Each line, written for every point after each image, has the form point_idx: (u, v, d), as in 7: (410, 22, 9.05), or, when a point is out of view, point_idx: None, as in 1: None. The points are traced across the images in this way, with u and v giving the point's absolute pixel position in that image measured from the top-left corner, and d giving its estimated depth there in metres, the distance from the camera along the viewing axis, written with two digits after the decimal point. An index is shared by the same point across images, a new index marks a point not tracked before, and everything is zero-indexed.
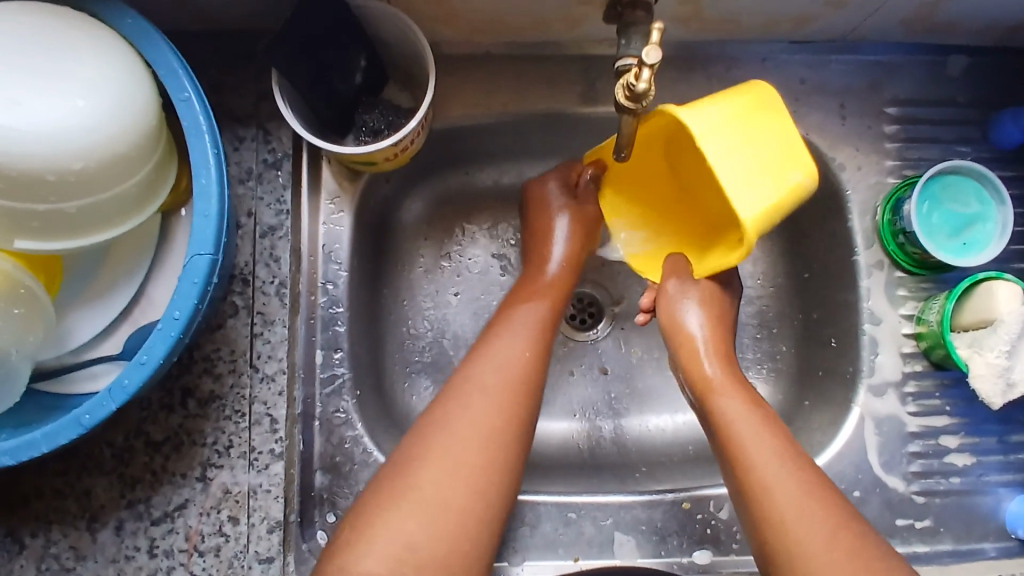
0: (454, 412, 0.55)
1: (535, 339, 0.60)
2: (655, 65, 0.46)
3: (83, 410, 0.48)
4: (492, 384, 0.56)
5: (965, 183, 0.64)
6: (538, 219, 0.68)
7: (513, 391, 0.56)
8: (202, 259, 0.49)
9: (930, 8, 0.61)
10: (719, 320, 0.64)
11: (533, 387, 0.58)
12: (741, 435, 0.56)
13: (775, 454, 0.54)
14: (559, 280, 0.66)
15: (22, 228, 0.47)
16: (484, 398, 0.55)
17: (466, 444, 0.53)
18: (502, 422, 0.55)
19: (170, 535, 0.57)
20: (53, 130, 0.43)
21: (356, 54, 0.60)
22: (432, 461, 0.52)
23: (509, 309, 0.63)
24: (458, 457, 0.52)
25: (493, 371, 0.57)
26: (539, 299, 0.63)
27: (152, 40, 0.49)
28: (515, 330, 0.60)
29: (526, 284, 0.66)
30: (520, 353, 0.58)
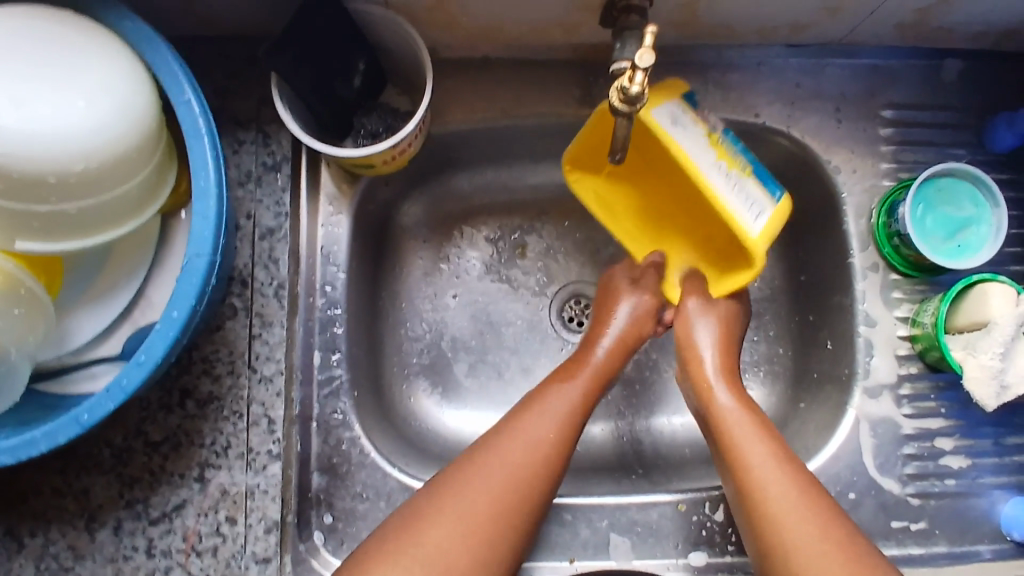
0: (472, 473, 0.55)
1: (567, 424, 0.59)
2: (648, 68, 0.47)
3: (82, 409, 0.48)
4: (511, 460, 0.55)
5: (960, 186, 0.64)
6: (604, 312, 0.67)
7: (530, 471, 0.55)
8: (201, 260, 0.49)
9: (924, 13, 0.62)
10: (728, 336, 0.63)
11: (563, 461, 0.57)
12: (739, 444, 0.56)
13: (772, 462, 0.55)
14: (606, 364, 0.64)
15: (23, 228, 0.48)
16: (523, 455, 0.56)
17: (470, 511, 0.53)
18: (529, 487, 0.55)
19: (168, 535, 0.57)
20: (53, 132, 0.44)
21: (355, 58, 0.60)
22: (437, 514, 0.52)
23: (551, 386, 0.61)
24: (471, 510, 0.53)
25: (515, 449, 0.56)
26: (581, 381, 0.62)
27: (152, 43, 0.50)
28: (549, 410, 0.59)
29: (572, 363, 0.64)
30: (549, 439, 0.57)
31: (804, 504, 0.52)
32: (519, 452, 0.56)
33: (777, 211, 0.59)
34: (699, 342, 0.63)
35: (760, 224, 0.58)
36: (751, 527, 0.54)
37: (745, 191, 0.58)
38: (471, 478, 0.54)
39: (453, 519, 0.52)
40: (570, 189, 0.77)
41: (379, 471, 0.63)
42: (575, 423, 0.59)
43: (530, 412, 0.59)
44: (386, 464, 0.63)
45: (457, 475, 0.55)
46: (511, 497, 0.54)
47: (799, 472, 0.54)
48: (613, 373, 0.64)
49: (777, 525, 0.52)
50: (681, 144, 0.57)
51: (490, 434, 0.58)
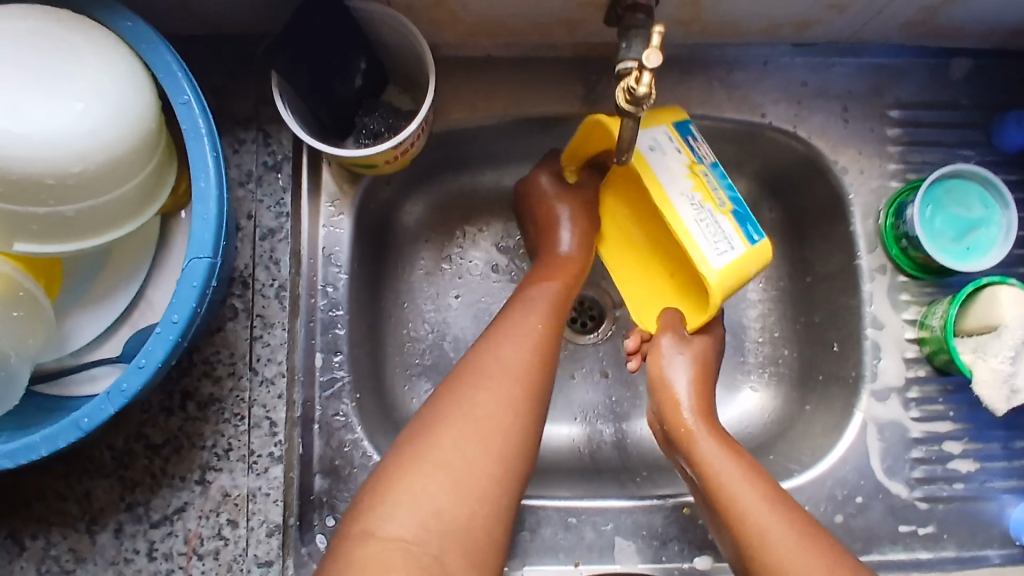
0: (467, 388, 0.54)
1: (547, 330, 0.59)
2: (656, 69, 0.46)
3: (82, 414, 0.47)
4: (492, 369, 0.55)
5: (968, 187, 0.63)
6: (544, 211, 0.67)
7: (521, 380, 0.55)
8: (201, 262, 0.49)
9: (932, 11, 0.61)
10: (700, 374, 0.62)
11: (549, 359, 0.58)
12: (722, 485, 0.55)
13: (761, 503, 0.53)
14: (576, 257, 0.65)
15: (21, 231, 0.47)
16: (502, 366, 0.55)
17: (479, 410, 0.53)
18: (524, 388, 0.55)
19: (169, 538, 0.57)
20: (50, 134, 0.43)
21: (355, 57, 0.60)
22: (452, 428, 0.51)
23: (524, 291, 0.62)
24: (484, 423, 0.52)
25: (496, 361, 0.55)
26: (558, 277, 0.63)
27: (151, 43, 0.49)
28: (527, 314, 0.59)
29: (543, 267, 0.65)
30: (535, 334, 0.58)
31: (794, 537, 0.51)
32: (500, 365, 0.55)
33: (752, 254, 0.56)
34: (677, 384, 0.62)
35: (722, 262, 0.55)
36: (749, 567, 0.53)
37: (715, 228, 0.56)
38: (470, 385, 0.54)
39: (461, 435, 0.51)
40: None
41: None
42: (556, 322, 0.60)
43: (500, 337, 0.57)
44: None
45: (447, 397, 0.54)
46: (512, 411, 0.53)
47: (784, 506, 0.54)
48: (584, 267, 0.66)
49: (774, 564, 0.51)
50: (657, 177, 0.57)
51: (465, 364, 0.56)
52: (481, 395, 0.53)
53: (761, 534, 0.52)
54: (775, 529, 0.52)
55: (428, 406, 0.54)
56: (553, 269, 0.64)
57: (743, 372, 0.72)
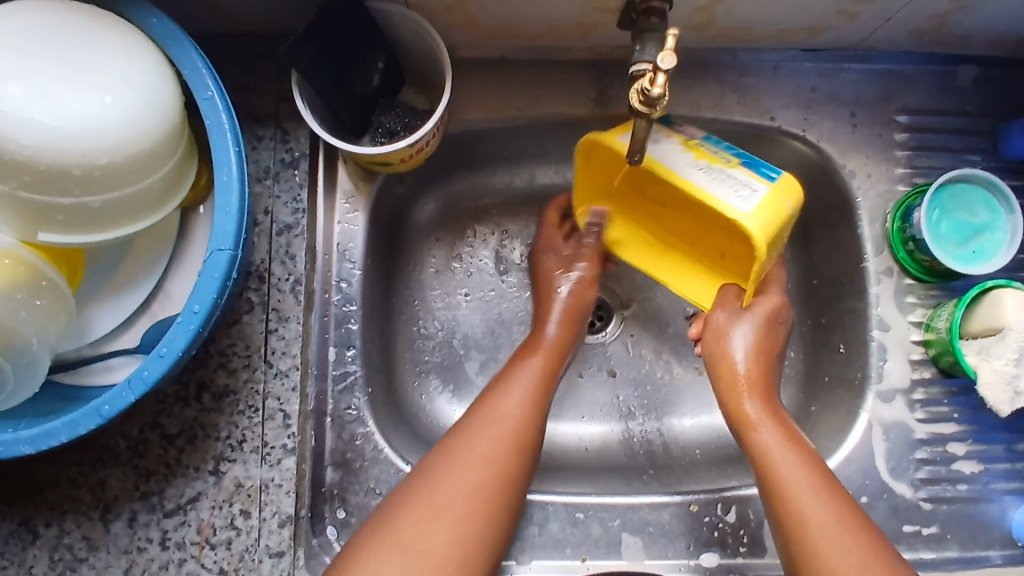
0: (449, 463, 0.55)
1: (532, 400, 0.59)
2: (670, 70, 0.47)
3: (104, 401, 0.48)
4: (472, 449, 0.55)
5: (974, 192, 0.64)
6: (545, 290, 0.69)
7: (496, 458, 0.55)
8: (223, 254, 0.50)
9: (941, 19, 0.62)
10: (761, 348, 0.63)
11: (529, 442, 0.57)
12: (769, 456, 0.57)
13: (804, 477, 0.55)
14: (560, 338, 0.65)
15: (46, 221, 0.48)
16: (491, 438, 0.56)
17: (446, 495, 0.53)
18: (504, 460, 0.55)
19: (182, 528, 0.58)
20: (78, 125, 0.44)
21: (374, 57, 0.61)
22: (413, 513, 0.52)
23: (512, 364, 0.63)
24: (455, 500, 0.53)
25: (476, 438, 0.56)
26: (537, 358, 0.63)
27: (177, 40, 0.50)
28: (513, 386, 0.60)
29: (528, 344, 0.65)
30: (517, 414, 0.58)
31: (834, 517, 0.53)
32: (487, 439, 0.56)
33: (779, 188, 0.55)
34: (734, 349, 0.63)
35: (750, 207, 0.54)
36: (782, 534, 0.54)
37: (730, 179, 0.55)
38: (447, 465, 0.55)
39: (430, 517, 0.52)
40: None
41: (391, 467, 0.63)
42: (539, 396, 0.60)
43: (492, 397, 0.59)
44: (399, 461, 0.63)
45: (421, 476, 0.55)
46: (478, 497, 0.53)
47: (830, 483, 0.55)
48: (565, 351, 0.65)
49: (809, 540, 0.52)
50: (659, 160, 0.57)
51: (461, 424, 0.58)
52: (461, 465, 0.54)
53: (799, 510, 0.54)
54: (814, 506, 0.53)
55: (398, 488, 0.55)
56: (535, 346, 0.64)
57: None
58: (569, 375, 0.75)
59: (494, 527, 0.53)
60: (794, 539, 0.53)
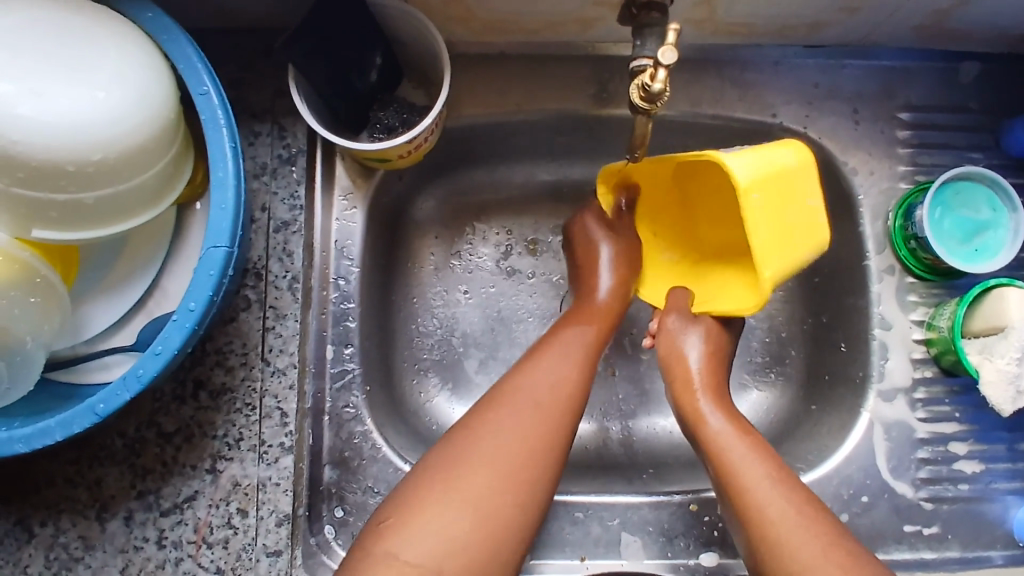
0: (491, 419, 0.54)
1: (579, 363, 0.59)
2: (670, 65, 0.46)
3: (98, 399, 0.48)
4: (523, 401, 0.55)
5: (977, 190, 0.63)
6: (585, 252, 0.67)
7: (546, 416, 0.55)
8: (219, 251, 0.49)
9: (944, 14, 0.62)
10: (712, 356, 0.62)
11: (575, 408, 0.57)
12: (728, 457, 0.56)
13: (764, 480, 0.54)
14: (611, 305, 0.65)
15: (41, 218, 0.48)
16: (535, 398, 0.56)
17: (500, 446, 0.53)
18: (551, 421, 0.55)
19: (179, 527, 0.57)
20: (72, 121, 0.44)
21: (372, 52, 0.60)
22: (468, 464, 0.52)
23: (557, 331, 0.62)
24: (502, 456, 0.52)
25: (525, 397, 0.56)
26: (592, 326, 0.63)
27: (173, 35, 0.50)
28: (558, 352, 0.59)
29: (579, 310, 0.65)
30: (563, 378, 0.58)
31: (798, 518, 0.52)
32: (533, 398, 0.56)
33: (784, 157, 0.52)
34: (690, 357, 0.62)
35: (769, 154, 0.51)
36: (747, 539, 0.53)
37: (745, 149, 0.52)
38: (493, 419, 0.54)
39: (479, 472, 0.52)
40: (584, 187, 0.77)
41: (389, 465, 0.63)
42: (586, 364, 0.60)
43: (540, 362, 0.59)
44: (397, 459, 0.63)
45: (464, 437, 0.54)
46: (528, 450, 0.53)
47: (790, 484, 0.54)
48: (614, 317, 0.65)
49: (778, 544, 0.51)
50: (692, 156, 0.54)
51: (503, 384, 0.57)
52: (511, 423, 0.54)
53: (764, 512, 0.53)
54: (777, 508, 0.53)
55: (441, 447, 0.54)
56: (583, 313, 0.64)
57: (750, 371, 0.73)
58: None
59: (539, 485, 0.53)
60: (761, 541, 0.52)
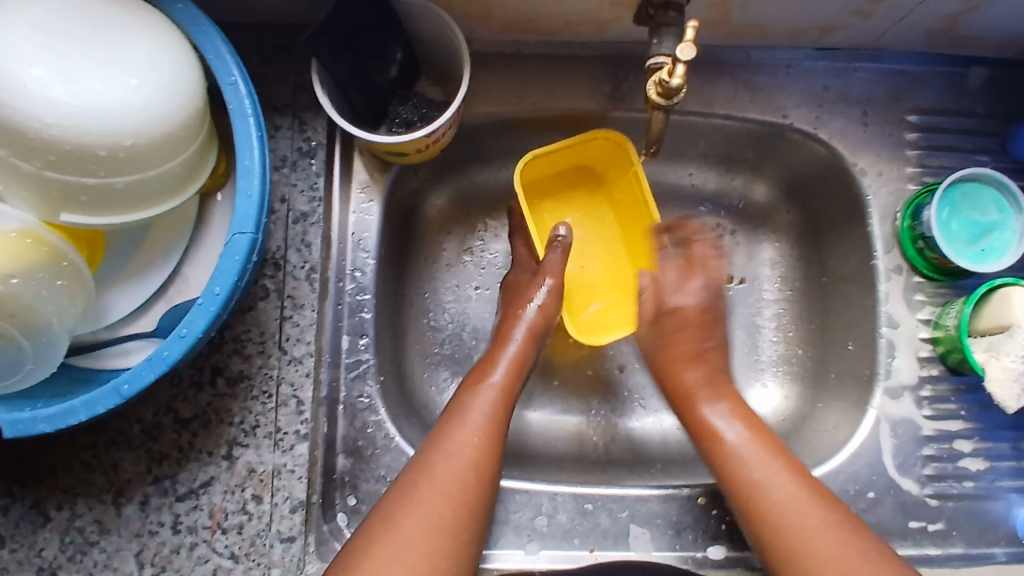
0: (430, 464, 0.55)
1: (491, 421, 0.59)
2: (689, 62, 0.48)
3: (123, 379, 0.49)
4: (443, 465, 0.55)
5: (984, 192, 0.65)
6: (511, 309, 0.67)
7: (468, 473, 0.55)
8: (244, 237, 0.50)
9: (951, 20, 0.63)
10: (698, 330, 0.66)
11: (493, 460, 0.57)
12: (736, 453, 0.58)
13: (777, 477, 0.56)
14: (519, 358, 0.63)
15: (70, 201, 0.49)
16: (453, 460, 0.55)
17: (439, 487, 0.54)
18: (472, 484, 0.55)
19: (194, 512, 0.58)
20: (105, 106, 0.45)
21: (392, 48, 0.61)
22: (413, 502, 0.53)
23: (466, 391, 0.61)
24: (439, 494, 0.54)
25: (444, 458, 0.56)
26: (493, 382, 0.61)
27: (201, 26, 0.51)
28: (470, 412, 0.59)
29: (482, 366, 0.63)
30: (477, 441, 0.57)
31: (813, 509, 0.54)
32: (449, 457, 0.56)
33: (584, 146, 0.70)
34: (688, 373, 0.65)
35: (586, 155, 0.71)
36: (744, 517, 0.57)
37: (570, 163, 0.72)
38: (428, 466, 0.55)
39: (418, 516, 0.53)
40: None
41: (403, 455, 0.64)
42: (496, 424, 0.59)
43: (452, 422, 0.58)
44: (409, 449, 0.64)
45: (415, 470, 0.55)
46: (461, 498, 0.54)
47: (803, 475, 0.57)
48: (520, 373, 0.63)
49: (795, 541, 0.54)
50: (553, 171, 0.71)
51: (440, 427, 0.58)
52: (445, 467, 0.55)
53: (778, 506, 0.55)
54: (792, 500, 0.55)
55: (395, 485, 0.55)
56: (486, 376, 0.62)
57: (755, 368, 0.74)
58: (578, 369, 0.75)
59: (470, 535, 0.54)
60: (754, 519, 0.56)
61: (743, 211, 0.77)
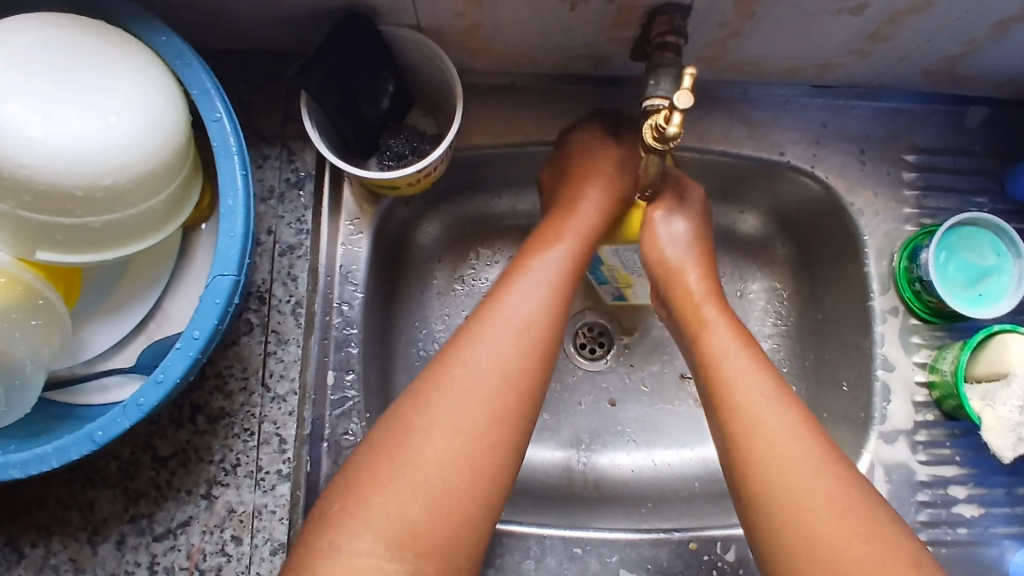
0: (474, 339, 0.53)
1: (552, 294, 0.57)
2: (685, 109, 0.47)
3: (97, 426, 0.47)
4: (493, 342, 0.53)
5: (982, 234, 0.64)
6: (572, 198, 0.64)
7: (516, 348, 0.53)
8: (225, 279, 0.49)
9: (952, 61, 0.63)
10: (698, 256, 0.64)
11: (551, 344, 0.55)
12: (753, 413, 0.53)
13: (773, 406, 0.53)
14: (591, 217, 0.63)
15: (47, 240, 0.47)
16: (503, 338, 0.53)
17: (476, 380, 0.51)
18: (513, 363, 0.53)
19: (172, 553, 0.56)
20: (82, 147, 0.44)
21: (383, 79, 0.60)
22: (440, 401, 0.50)
23: (533, 249, 0.60)
24: (473, 388, 0.51)
25: (499, 323, 0.54)
26: (567, 241, 0.61)
27: (186, 60, 0.50)
28: (531, 282, 0.57)
29: (557, 220, 0.63)
30: (532, 318, 0.55)
31: (826, 478, 0.49)
32: (502, 332, 0.54)
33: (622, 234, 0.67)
34: (689, 276, 0.62)
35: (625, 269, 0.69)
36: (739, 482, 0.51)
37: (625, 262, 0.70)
38: (476, 342, 0.53)
39: (449, 412, 0.50)
40: None
41: None
42: (563, 287, 0.58)
43: (513, 285, 0.57)
44: None
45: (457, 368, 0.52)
46: (502, 378, 0.52)
47: (801, 411, 0.53)
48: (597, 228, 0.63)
49: (770, 481, 0.50)
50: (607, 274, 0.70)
51: (490, 299, 0.56)
52: (492, 348, 0.53)
53: (766, 453, 0.51)
54: (796, 467, 0.50)
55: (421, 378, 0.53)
56: (566, 223, 0.62)
57: None
58: (570, 401, 0.74)
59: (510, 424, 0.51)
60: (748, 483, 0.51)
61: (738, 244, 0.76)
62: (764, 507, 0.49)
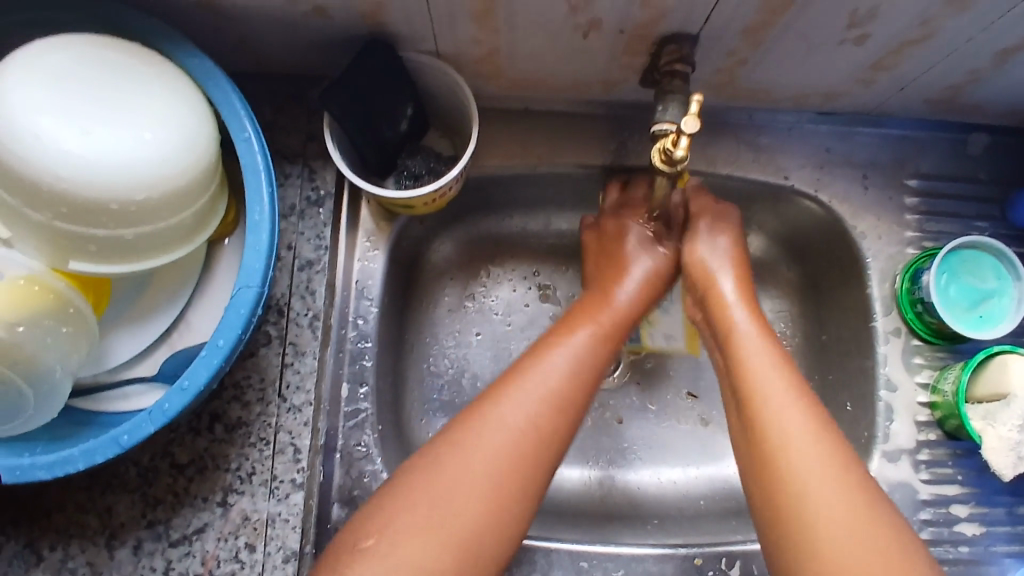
0: (512, 393, 0.53)
1: (582, 360, 0.56)
2: (692, 133, 0.49)
3: (123, 431, 0.49)
4: (527, 398, 0.53)
5: (983, 259, 0.65)
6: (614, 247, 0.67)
7: (545, 414, 0.53)
8: (250, 290, 0.51)
9: (952, 90, 0.65)
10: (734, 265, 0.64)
11: (576, 406, 0.55)
12: (784, 431, 0.52)
13: (812, 436, 0.51)
14: (627, 308, 0.63)
15: (80, 251, 0.49)
16: (534, 395, 0.53)
17: (502, 434, 0.51)
18: (546, 423, 0.53)
19: (186, 558, 0.58)
20: (119, 162, 0.46)
21: (401, 104, 0.62)
22: (469, 445, 0.50)
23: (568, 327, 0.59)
24: (491, 448, 0.50)
25: (535, 379, 0.54)
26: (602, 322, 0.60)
27: (217, 82, 0.53)
28: (562, 350, 0.56)
29: (598, 299, 0.63)
30: (568, 377, 0.55)
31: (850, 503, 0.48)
32: (539, 388, 0.54)
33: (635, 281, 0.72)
34: (739, 316, 0.60)
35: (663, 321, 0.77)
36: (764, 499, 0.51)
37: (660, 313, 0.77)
38: (506, 398, 0.53)
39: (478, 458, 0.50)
40: None
41: None
42: (584, 385, 0.56)
43: (544, 355, 0.56)
44: None
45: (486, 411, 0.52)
46: (528, 443, 0.51)
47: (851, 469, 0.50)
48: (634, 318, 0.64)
49: (804, 509, 0.48)
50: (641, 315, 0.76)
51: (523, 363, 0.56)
52: (520, 406, 0.52)
53: (796, 468, 0.50)
54: (827, 500, 0.48)
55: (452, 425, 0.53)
56: (601, 315, 0.61)
57: None
58: None
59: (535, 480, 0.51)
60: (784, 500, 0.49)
61: (743, 266, 0.78)
62: (780, 532, 0.49)
